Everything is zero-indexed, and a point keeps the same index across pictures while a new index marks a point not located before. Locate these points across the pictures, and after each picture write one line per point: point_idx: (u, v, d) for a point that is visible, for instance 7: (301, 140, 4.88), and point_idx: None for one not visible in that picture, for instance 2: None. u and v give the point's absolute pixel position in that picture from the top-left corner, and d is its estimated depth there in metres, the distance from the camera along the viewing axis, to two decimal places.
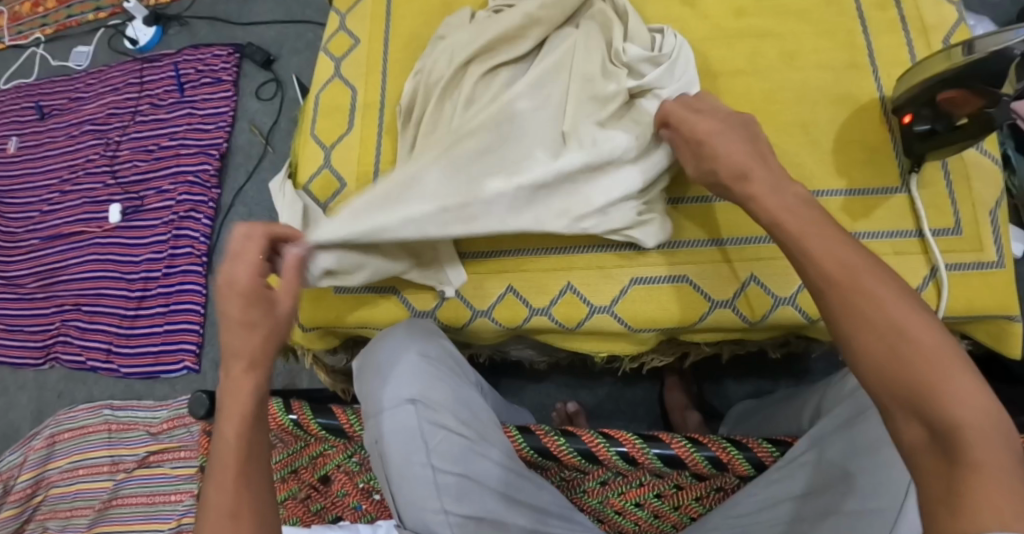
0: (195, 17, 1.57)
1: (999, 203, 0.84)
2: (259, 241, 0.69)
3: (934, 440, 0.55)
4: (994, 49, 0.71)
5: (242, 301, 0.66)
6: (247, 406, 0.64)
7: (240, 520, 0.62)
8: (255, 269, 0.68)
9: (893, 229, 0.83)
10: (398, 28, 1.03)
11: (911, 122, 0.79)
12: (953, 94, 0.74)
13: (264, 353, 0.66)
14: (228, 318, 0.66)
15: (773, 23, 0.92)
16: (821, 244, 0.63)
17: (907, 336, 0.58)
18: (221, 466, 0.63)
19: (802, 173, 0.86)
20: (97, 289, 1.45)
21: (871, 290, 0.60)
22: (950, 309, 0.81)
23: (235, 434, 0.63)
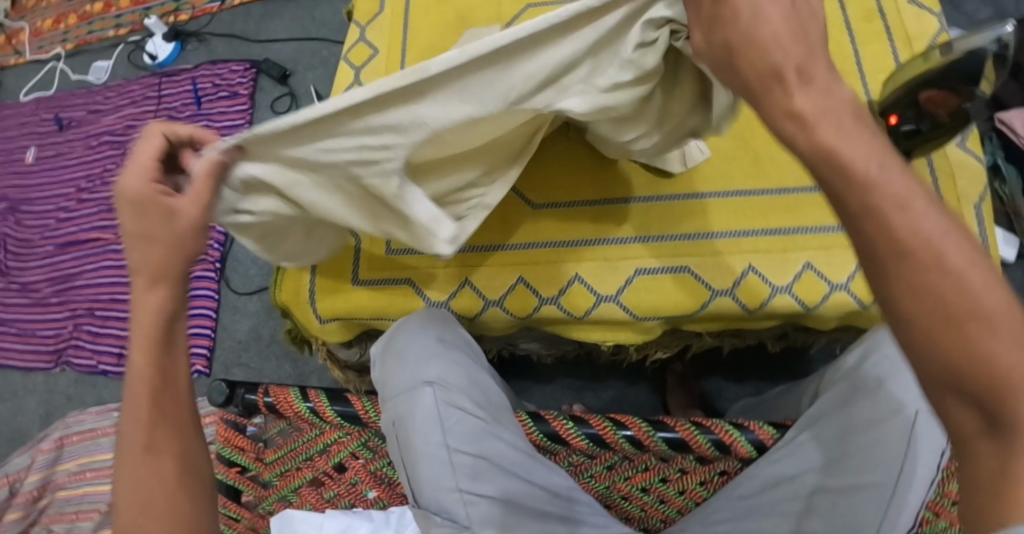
0: (213, 34, 1.63)
1: (983, 197, 0.89)
2: (154, 143, 0.64)
3: (992, 428, 0.50)
4: (968, 49, 0.77)
5: (133, 211, 0.63)
6: (152, 334, 0.64)
7: (158, 452, 0.65)
8: (151, 175, 0.64)
9: None
10: (415, 39, 1.09)
11: (895, 122, 0.83)
12: (933, 94, 0.80)
13: (166, 267, 0.64)
14: (126, 231, 0.64)
15: None
16: (893, 195, 0.52)
17: (985, 321, 0.50)
18: (134, 396, 0.64)
19: (792, 170, 0.93)
20: (110, 294, 1.48)
21: (939, 259, 0.51)
22: None
23: (149, 366, 0.64)
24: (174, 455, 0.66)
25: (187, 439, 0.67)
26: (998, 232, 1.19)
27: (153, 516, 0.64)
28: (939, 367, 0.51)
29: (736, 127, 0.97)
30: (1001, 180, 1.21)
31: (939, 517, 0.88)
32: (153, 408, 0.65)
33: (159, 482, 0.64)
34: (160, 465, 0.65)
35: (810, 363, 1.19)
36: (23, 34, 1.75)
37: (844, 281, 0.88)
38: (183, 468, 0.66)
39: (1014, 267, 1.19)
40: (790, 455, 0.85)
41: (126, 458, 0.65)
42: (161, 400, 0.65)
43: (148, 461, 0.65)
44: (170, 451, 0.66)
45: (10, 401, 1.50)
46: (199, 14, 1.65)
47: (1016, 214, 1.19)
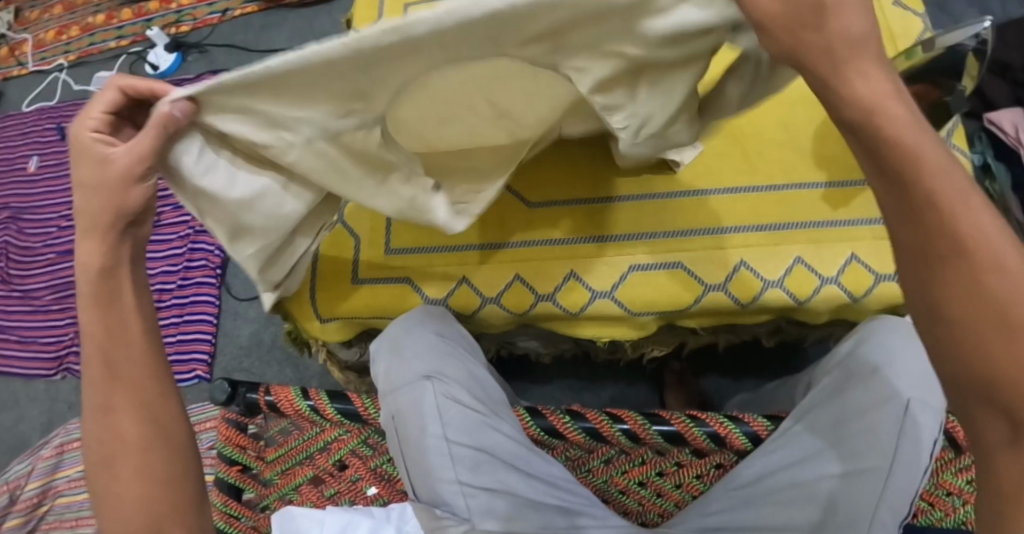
0: (214, 45, 1.65)
1: None
2: (109, 94, 0.64)
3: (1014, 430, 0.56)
4: (950, 45, 0.81)
5: (77, 162, 0.65)
6: (91, 294, 0.67)
7: (116, 412, 0.70)
8: (92, 125, 0.64)
9: (869, 217, 0.92)
10: None
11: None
12: (918, 89, 0.84)
13: (99, 223, 0.65)
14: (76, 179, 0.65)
15: None
16: (943, 176, 0.55)
17: (982, 302, 0.55)
18: (89, 362, 0.69)
19: (784, 168, 0.95)
20: None
21: (999, 266, 0.55)
22: None
23: (99, 326, 0.68)
24: (133, 411, 0.70)
25: (148, 397, 0.71)
26: None
27: (116, 470, 0.70)
28: (956, 337, 0.56)
29: (727, 126, 0.99)
30: (992, 179, 1.22)
31: (935, 508, 0.90)
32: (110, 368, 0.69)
33: (119, 438, 0.69)
34: (118, 423, 0.70)
35: (805, 359, 1.20)
36: (26, 46, 1.77)
37: (834, 274, 0.90)
38: (142, 423, 0.70)
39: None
40: (784, 444, 0.86)
41: (91, 420, 0.70)
42: (112, 359, 0.69)
43: (116, 414, 0.70)
44: (127, 410, 0.70)
45: (11, 407, 1.51)
46: (200, 25, 1.67)
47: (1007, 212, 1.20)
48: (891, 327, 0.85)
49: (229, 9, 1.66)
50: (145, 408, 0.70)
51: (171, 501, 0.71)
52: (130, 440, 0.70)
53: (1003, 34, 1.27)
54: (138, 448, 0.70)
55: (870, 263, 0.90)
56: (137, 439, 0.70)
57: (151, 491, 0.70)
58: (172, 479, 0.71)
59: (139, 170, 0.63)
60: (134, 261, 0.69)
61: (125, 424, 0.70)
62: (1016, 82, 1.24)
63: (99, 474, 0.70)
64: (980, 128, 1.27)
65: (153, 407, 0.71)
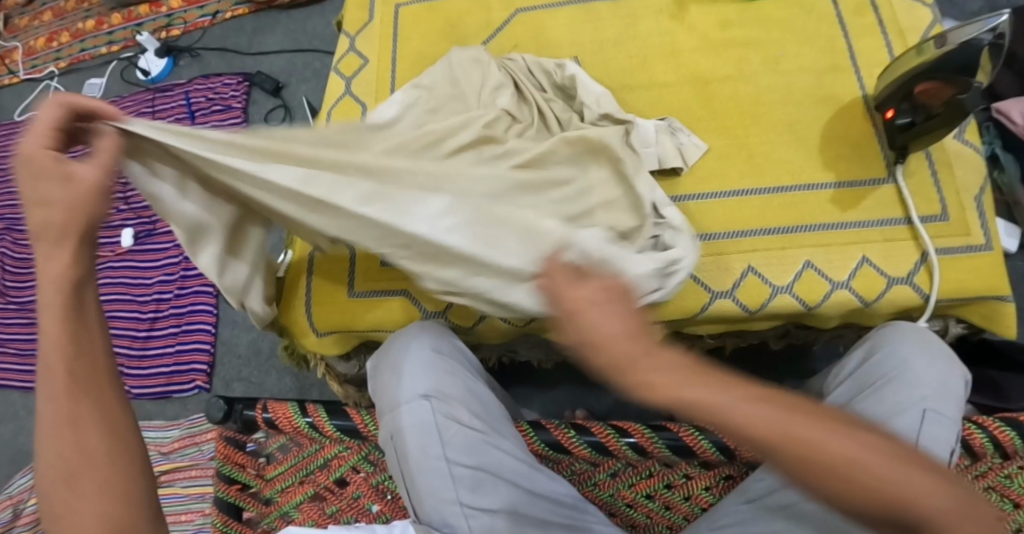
0: (206, 49, 1.61)
1: (983, 189, 0.91)
2: (54, 111, 0.64)
3: None
4: (965, 40, 0.81)
5: (34, 176, 0.62)
6: (58, 301, 0.62)
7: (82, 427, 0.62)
8: (48, 142, 0.64)
9: (881, 217, 0.89)
10: (405, 48, 1.07)
11: (892, 116, 0.88)
12: (929, 86, 0.84)
13: (71, 231, 0.63)
14: (38, 188, 0.63)
15: (758, 32, 1.01)
16: (706, 402, 0.55)
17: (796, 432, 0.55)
18: (49, 371, 0.62)
19: (791, 169, 0.92)
20: (109, 311, 1.48)
21: (802, 435, 0.55)
22: (942, 290, 0.87)
23: (64, 336, 0.62)
24: (91, 426, 0.62)
25: (113, 408, 0.64)
26: (1000, 222, 1.19)
27: (81, 489, 0.61)
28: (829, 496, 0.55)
29: (731, 126, 0.96)
30: (1000, 170, 1.21)
31: None
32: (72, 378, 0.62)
33: (84, 454, 0.62)
34: (83, 436, 0.62)
35: (815, 361, 1.17)
36: (17, 54, 1.75)
37: (845, 278, 0.87)
38: (105, 438, 0.63)
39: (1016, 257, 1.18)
40: None
41: (50, 436, 0.62)
42: (76, 370, 0.62)
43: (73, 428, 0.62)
44: (92, 424, 0.62)
45: (10, 421, 1.48)
46: (191, 28, 1.64)
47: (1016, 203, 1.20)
48: (909, 335, 0.82)
49: (220, 12, 1.63)
50: (111, 425, 0.63)
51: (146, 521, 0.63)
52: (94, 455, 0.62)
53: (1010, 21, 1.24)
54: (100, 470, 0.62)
55: (882, 266, 0.87)
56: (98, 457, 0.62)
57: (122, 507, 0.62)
58: (146, 499, 0.63)
59: (109, 182, 0.65)
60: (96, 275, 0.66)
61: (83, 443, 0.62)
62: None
63: (59, 498, 0.61)
64: (986, 118, 1.24)
65: (117, 420, 0.64)
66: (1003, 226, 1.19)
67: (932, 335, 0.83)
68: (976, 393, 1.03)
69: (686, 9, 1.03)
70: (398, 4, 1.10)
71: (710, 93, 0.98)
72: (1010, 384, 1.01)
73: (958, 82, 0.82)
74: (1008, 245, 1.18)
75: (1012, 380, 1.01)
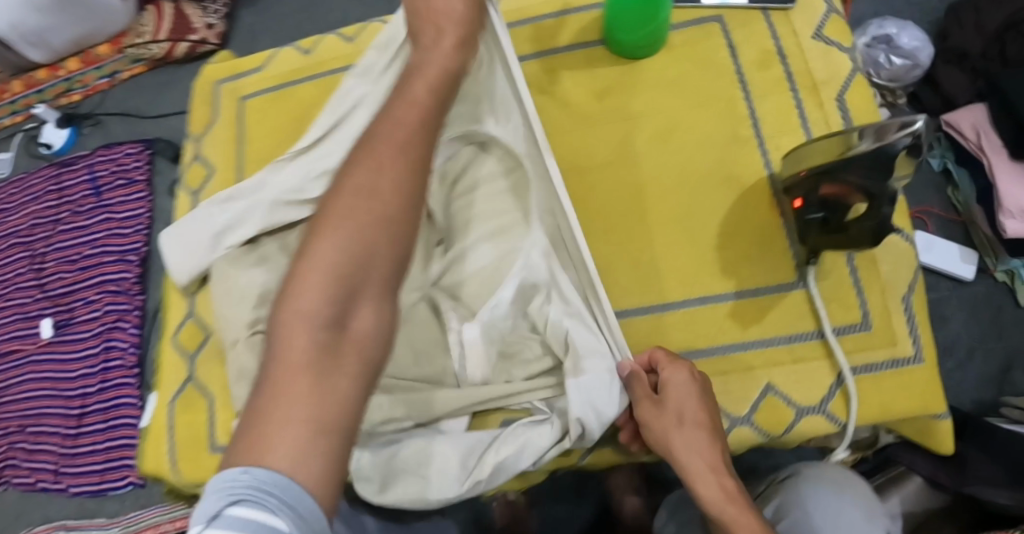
0: (107, 114, 1.51)
1: (913, 285, 0.76)
2: None
3: None
4: (874, 145, 0.66)
5: (365, 207, 0.56)
6: (365, 220, 0.56)
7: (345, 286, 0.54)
8: None
9: (790, 332, 0.76)
10: (249, 153, 0.95)
11: (801, 206, 0.73)
12: (835, 188, 0.69)
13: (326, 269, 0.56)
14: (350, 182, 0.58)
15: (643, 101, 0.85)
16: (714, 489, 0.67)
17: None
18: (323, 257, 0.55)
19: (684, 277, 0.78)
20: (38, 409, 1.39)
21: None
22: (861, 419, 0.73)
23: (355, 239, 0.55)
24: (364, 221, 0.56)
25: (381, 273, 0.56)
26: (953, 246, 1.05)
27: (356, 302, 0.54)
28: None
29: (613, 230, 0.81)
30: (955, 187, 1.07)
31: None
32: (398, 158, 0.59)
33: (333, 268, 0.54)
34: (369, 310, 0.55)
35: None
36: None
37: (745, 413, 0.74)
38: (381, 217, 0.56)
39: (975, 284, 1.04)
40: None
41: (309, 280, 0.54)
42: (348, 279, 0.54)
43: (337, 219, 0.56)
44: (346, 243, 0.55)
45: None
46: (91, 92, 1.52)
47: (973, 223, 1.05)
48: (816, 489, 0.73)
49: (117, 72, 1.50)
50: (369, 294, 0.55)
51: (334, 393, 0.52)
52: (348, 267, 0.55)
53: (958, 15, 1.07)
54: (350, 277, 0.54)
55: (790, 394, 0.74)
56: (383, 263, 0.56)
57: (358, 310, 0.55)
58: (339, 369, 0.53)
59: None
60: (360, 167, 0.58)
61: (336, 249, 0.55)
62: (976, 72, 1.03)
63: (325, 306, 0.54)
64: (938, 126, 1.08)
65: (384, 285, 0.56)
66: (957, 249, 1.05)
67: (849, 490, 0.73)
68: (930, 464, 0.89)
69: (556, 78, 0.88)
70: (243, 96, 0.97)
71: (592, 184, 0.83)
72: (970, 457, 0.87)
73: (870, 191, 0.67)
74: (963, 273, 1.03)
75: (970, 450, 0.88)
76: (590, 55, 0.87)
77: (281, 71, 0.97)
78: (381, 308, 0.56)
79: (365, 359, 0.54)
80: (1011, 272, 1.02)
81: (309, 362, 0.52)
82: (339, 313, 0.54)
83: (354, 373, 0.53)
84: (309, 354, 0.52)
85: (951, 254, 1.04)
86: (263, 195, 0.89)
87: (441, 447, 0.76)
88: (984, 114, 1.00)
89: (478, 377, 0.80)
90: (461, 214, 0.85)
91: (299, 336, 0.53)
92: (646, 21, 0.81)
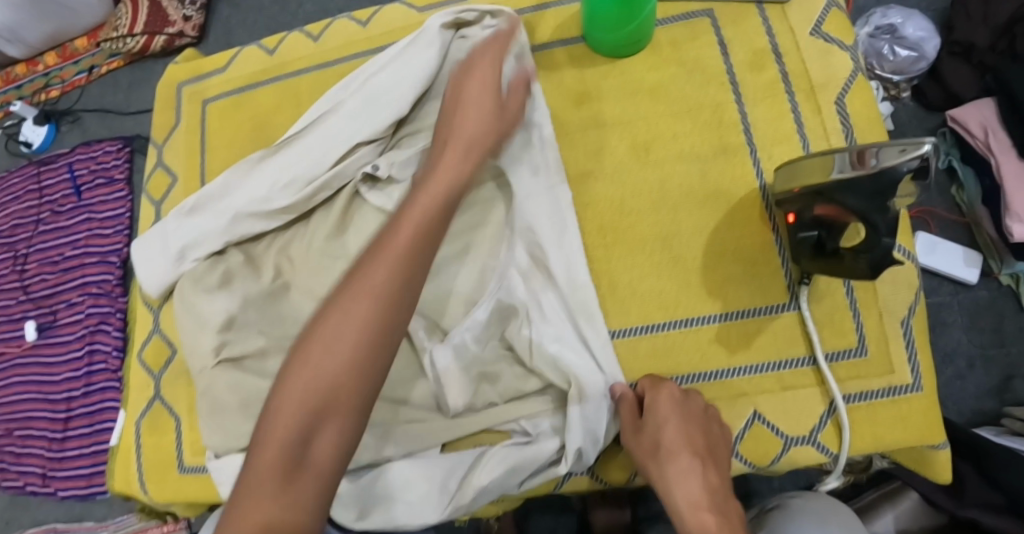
0: (85, 110, 1.47)
1: (913, 308, 0.70)
2: None
3: None
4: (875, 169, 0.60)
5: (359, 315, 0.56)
6: (355, 329, 0.56)
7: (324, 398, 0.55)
8: None
9: (780, 358, 0.71)
10: (213, 161, 0.90)
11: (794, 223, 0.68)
12: (829, 210, 0.64)
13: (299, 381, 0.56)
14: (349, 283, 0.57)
15: (623, 108, 0.80)
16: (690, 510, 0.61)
17: None
18: (309, 362, 0.55)
19: (667, 299, 0.74)
20: (25, 413, 1.35)
21: None
22: (854, 450, 0.69)
23: (335, 349, 0.55)
24: (354, 327, 0.56)
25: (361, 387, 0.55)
26: (955, 249, 0.98)
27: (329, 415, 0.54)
28: None
29: (591, 250, 0.77)
30: (960, 187, 1.00)
31: None
32: (395, 274, 0.57)
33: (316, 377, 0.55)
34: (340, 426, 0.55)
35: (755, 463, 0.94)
36: None
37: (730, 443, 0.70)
38: (369, 341, 0.56)
39: (978, 288, 0.98)
40: None
41: (292, 383, 0.55)
42: (324, 390, 0.55)
43: (322, 343, 0.55)
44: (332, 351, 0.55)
45: None
46: (69, 88, 1.47)
47: (977, 225, 0.99)
48: (803, 519, 0.70)
49: (95, 67, 1.45)
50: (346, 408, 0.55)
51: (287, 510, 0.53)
52: (320, 391, 0.55)
53: (964, 3, 0.99)
54: (328, 389, 0.55)
55: (775, 422, 0.70)
56: (362, 377, 0.55)
57: (321, 433, 0.54)
58: (295, 485, 0.53)
59: None
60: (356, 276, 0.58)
61: (310, 370, 0.55)
62: (983, 66, 0.97)
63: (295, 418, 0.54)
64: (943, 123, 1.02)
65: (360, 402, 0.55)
66: (960, 252, 0.98)
67: (833, 524, 0.69)
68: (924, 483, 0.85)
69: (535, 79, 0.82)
70: (205, 100, 0.93)
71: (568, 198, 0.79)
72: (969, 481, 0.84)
73: (866, 219, 0.61)
74: (966, 276, 0.97)
75: (966, 470, 0.84)
76: (569, 54, 0.82)
77: (245, 72, 0.92)
78: (354, 425, 0.55)
79: (325, 483, 0.54)
80: (1017, 275, 0.96)
81: (275, 472, 0.53)
82: (305, 436, 0.54)
83: (315, 491, 0.54)
84: (274, 470, 0.53)
85: (955, 258, 0.98)
86: (230, 204, 0.82)
87: (401, 466, 0.73)
88: (992, 111, 0.95)
89: (461, 405, 0.73)
90: None
91: (269, 446, 0.54)
92: (624, 20, 0.76)
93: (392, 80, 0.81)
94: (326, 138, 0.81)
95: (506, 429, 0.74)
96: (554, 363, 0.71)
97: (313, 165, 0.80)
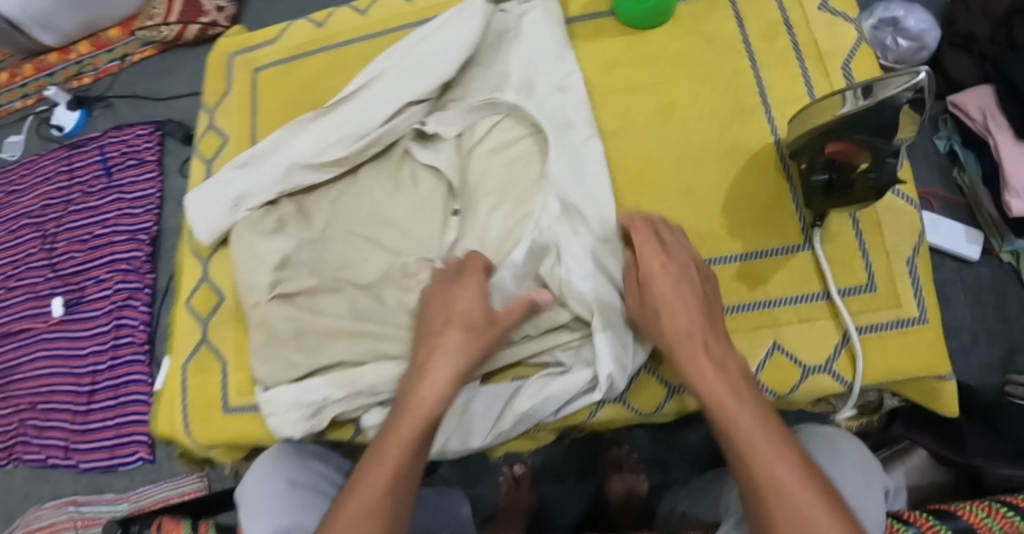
0: (117, 96, 1.53)
1: (916, 248, 0.78)
2: None
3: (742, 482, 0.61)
4: (880, 100, 0.67)
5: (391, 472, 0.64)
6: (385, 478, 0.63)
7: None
8: None
9: (797, 293, 0.77)
10: (262, 124, 0.96)
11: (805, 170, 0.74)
12: (839, 148, 0.71)
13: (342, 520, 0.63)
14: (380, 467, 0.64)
15: (648, 73, 0.87)
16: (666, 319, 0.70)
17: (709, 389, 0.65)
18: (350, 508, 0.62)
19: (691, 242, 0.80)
20: (49, 386, 1.33)
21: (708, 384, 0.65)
22: (865, 378, 0.74)
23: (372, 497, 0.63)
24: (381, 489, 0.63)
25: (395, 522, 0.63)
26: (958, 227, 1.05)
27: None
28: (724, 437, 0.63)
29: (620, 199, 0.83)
30: (961, 168, 1.08)
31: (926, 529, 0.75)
32: (417, 433, 0.66)
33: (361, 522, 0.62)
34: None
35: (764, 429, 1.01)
36: None
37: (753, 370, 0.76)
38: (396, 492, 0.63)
39: (980, 266, 1.05)
40: None
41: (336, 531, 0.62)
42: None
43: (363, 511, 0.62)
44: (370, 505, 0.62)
45: None
46: (102, 75, 1.53)
47: (978, 206, 1.06)
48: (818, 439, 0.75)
49: (128, 55, 1.52)
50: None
51: None
52: None
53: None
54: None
55: (794, 352, 0.76)
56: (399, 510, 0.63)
57: None
58: None
59: None
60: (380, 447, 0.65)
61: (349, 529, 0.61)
62: (983, 55, 1.05)
63: None
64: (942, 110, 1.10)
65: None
66: (962, 230, 1.05)
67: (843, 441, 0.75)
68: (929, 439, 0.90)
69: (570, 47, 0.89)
70: (256, 68, 0.99)
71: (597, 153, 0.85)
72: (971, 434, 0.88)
73: (874, 148, 0.69)
74: (968, 253, 1.04)
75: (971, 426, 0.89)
76: (599, 26, 0.90)
77: (293, 44, 0.99)
78: None
79: None
80: (1017, 252, 1.02)
81: None
82: None
83: None
84: None
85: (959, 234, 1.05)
86: (286, 156, 0.87)
87: None
88: (991, 97, 1.02)
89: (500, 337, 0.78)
90: (476, 179, 0.85)
91: None
92: None
93: (437, 46, 0.87)
94: (375, 99, 0.87)
95: (541, 361, 0.79)
96: (583, 296, 0.77)
97: (364, 120, 0.86)
